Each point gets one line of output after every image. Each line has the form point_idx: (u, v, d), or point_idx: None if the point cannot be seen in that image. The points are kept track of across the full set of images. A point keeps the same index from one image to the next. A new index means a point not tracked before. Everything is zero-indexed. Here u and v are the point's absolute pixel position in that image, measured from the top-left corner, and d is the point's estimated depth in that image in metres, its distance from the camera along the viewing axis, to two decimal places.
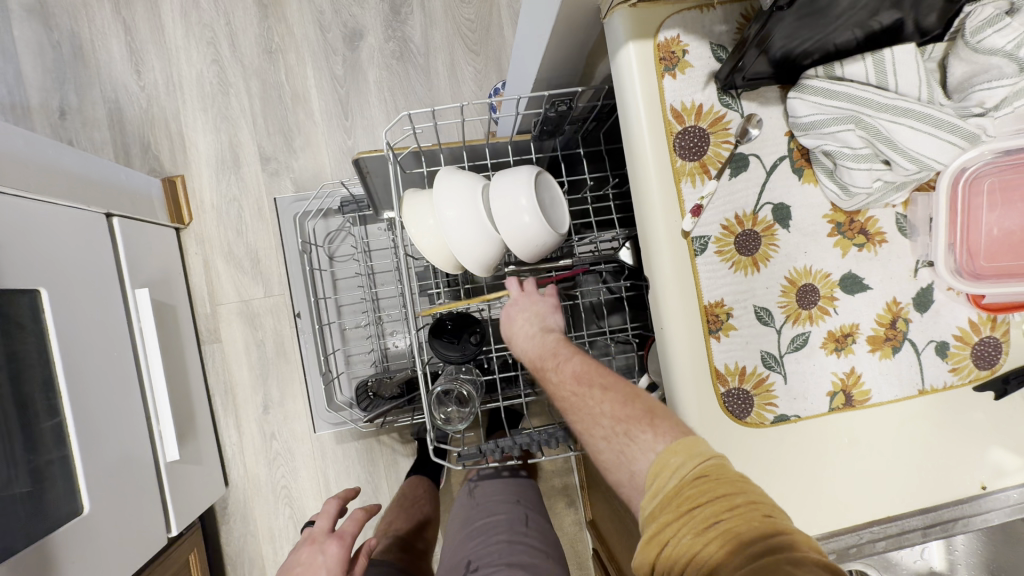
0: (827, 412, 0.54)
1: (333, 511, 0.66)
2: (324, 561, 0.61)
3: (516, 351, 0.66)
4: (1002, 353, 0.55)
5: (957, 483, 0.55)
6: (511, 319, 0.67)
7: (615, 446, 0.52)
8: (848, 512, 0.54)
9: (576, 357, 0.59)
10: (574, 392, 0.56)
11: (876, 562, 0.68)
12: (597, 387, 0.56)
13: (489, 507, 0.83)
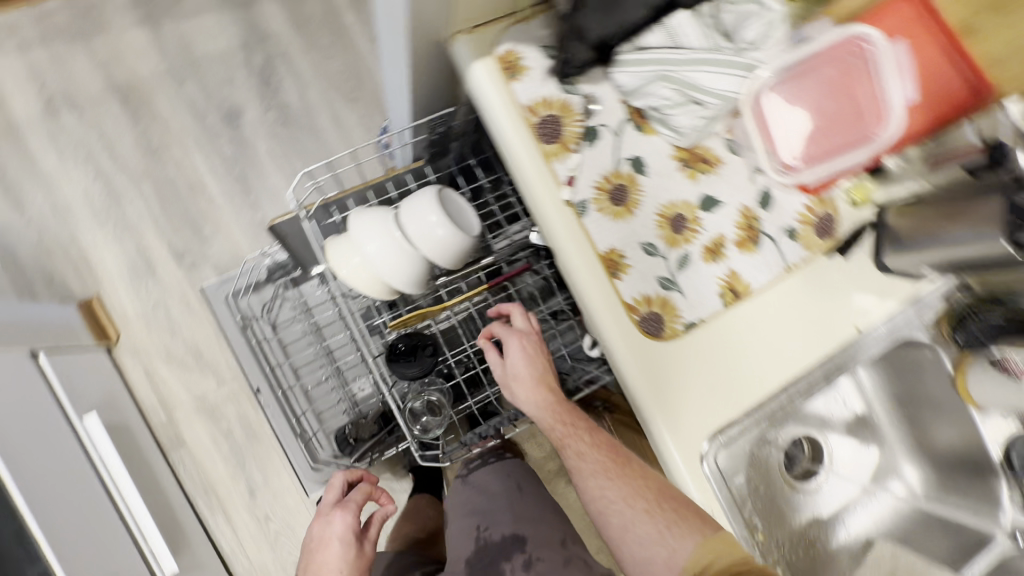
0: (723, 309, 0.65)
1: (341, 486, 0.70)
2: (334, 531, 0.66)
3: (528, 394, 0.74)
4: (835, 222, 0.69)
5: (835, 332, 0.68)
6: (532, 365, 0.75)
7: (659, 521, 0.64)
8: (762, 383, 0.66)
9: (603, 436, 0.73)
10: (611, 466, 0.70)
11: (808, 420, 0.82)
12: (626, 468, 0.70)
13: (483, 486, 0.90)
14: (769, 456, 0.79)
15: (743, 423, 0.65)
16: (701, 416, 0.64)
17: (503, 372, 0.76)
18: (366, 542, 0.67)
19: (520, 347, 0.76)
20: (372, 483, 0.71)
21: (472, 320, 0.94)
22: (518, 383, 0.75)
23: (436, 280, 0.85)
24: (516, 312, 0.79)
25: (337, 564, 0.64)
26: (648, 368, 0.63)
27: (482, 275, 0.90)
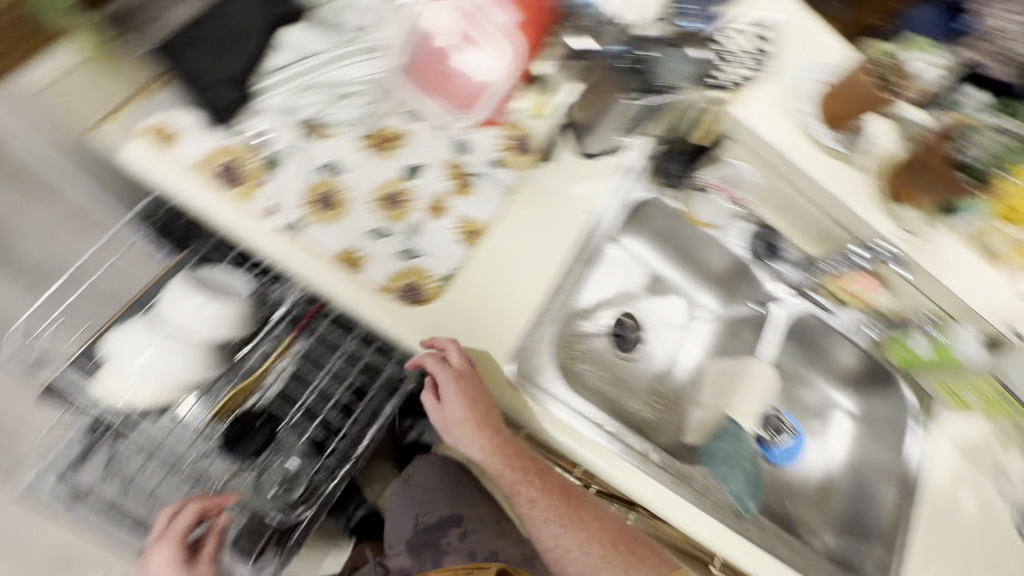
0: (469, 251, 0.72)
1: (168, 516, 0.76)
2: (159, 564, 0.74)
3: (470, 440, 0.70)
4: (528, 137, 0.79)
5: (571, 222, 0.79)
6: (469, 406, 0.68)
7: (617, 565, 0.73)
8: (533, 291, 0.74)
9: (548, 476, 0.76)
10: (562, 513, 0.74)
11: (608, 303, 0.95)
12: (575, 514, 0.75)
13: (427, 489, 1.04)
14: (590, 339, 0.91)
15: (533, 332, 0.72)
16: (496, 342, 0.71)
17: (446, 422, 0.70)
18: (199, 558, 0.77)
19: (459, 392, 0.68)
20: (201, 502, 0.77)
21: (303, 372, 0.90)
22: (462, 426, 0.70)
23: (237, 353, 0.85)
24: (448, 373, 0.65)
25: None
26: (431, 327, 0.69)
27: (284, 323, 0.89)
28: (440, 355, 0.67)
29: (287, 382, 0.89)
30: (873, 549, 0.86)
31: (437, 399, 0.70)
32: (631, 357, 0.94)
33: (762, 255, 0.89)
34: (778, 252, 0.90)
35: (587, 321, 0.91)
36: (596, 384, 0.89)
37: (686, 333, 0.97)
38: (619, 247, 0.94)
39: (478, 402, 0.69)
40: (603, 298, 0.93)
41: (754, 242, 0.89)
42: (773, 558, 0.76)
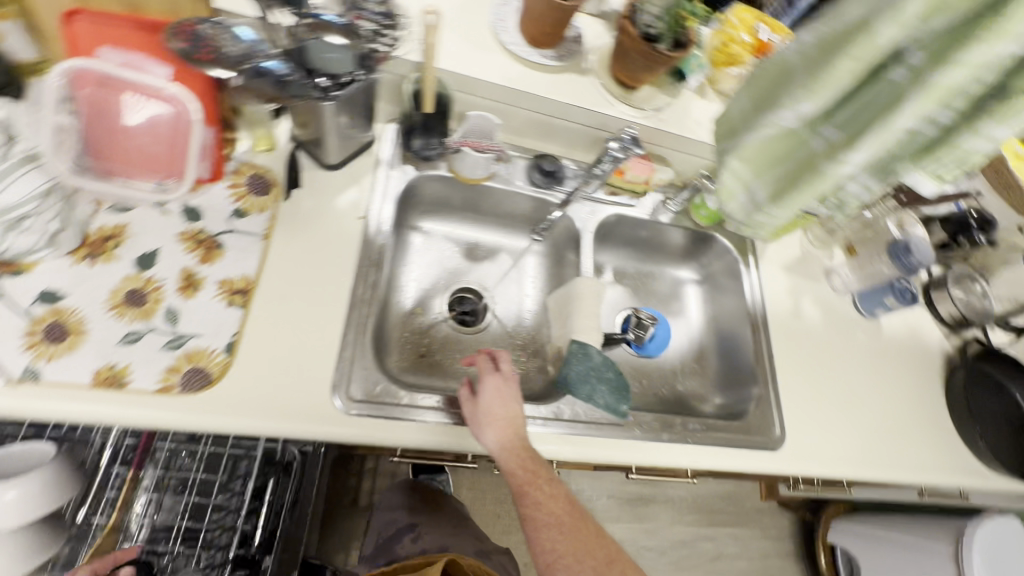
0: (244, 311, 0.69)
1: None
2: None
3: (490, 438, 0.69)
4: (263, 176, 0.77)
5: (345, 234, 0.79)
6: (496, 403, 0.71)
7: None
8: (330, 317, 0.73)
9: (563, 496, 0.68)
10: (562, 529, 0.66)
11: (434, 290, 0.94)
12: (579, 532, 0.66)
13: (391, 506, 1.17)
14: (429, 331, 0.91)
15: (346, 356, 0.72)
16: (313, 385, 0.69)
17: (477, 417, 0.69)
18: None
19: (497, 388, 0.73)
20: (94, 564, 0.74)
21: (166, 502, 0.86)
22: (488, 423, 0.70)
23: (77, 517, 0.81)
24: (495, 380, 0.73)
25: None
26: (233, 405, 0.64)
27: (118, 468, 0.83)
28: (490, 360, 0.77)
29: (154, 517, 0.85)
30: (747, 388, 0.95)
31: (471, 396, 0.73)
32: (480, 328, 0.94)
33: (543, 182, 0.92)
34: (557, 174, 0.93)
35: (419, 316, 0.91)
36: (453, 368, 0.89)
37: (522, 280, 0.99)
38: (418, 230, 0.94)
39: (510, 409, 0.71)
40: (426, 288, 0.94)
41: (532, 174, 0.92)
42: (658, 440, 0.82)
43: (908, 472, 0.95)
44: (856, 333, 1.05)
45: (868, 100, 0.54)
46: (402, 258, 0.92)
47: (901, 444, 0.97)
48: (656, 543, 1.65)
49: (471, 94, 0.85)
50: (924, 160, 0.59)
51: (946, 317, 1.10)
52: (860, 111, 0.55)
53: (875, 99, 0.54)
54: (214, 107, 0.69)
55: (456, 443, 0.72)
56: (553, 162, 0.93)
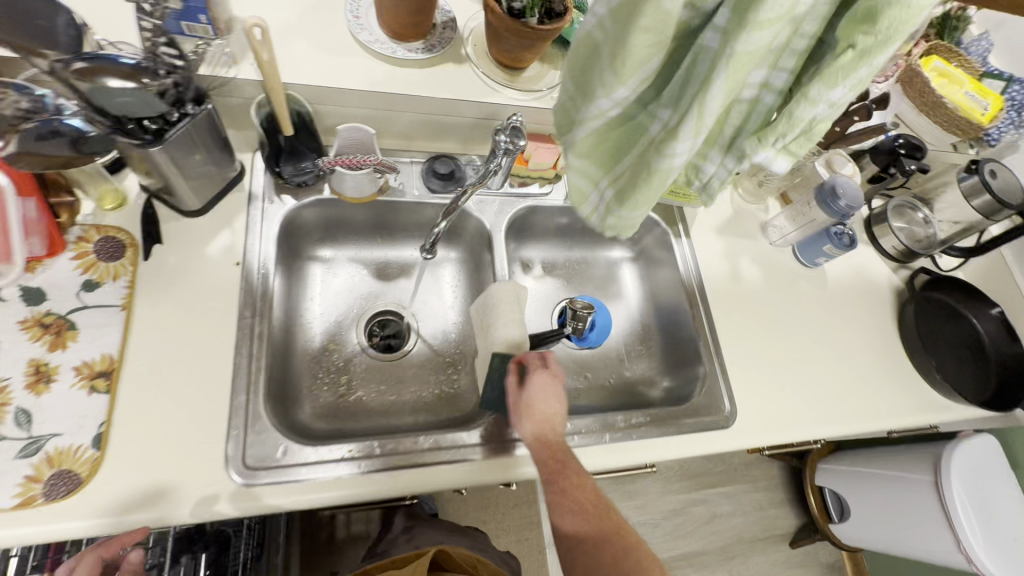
0: (111, 396, 0.62)
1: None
2: None
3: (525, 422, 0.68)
4: (117, 237, 0.69)
5: (221, 286, 0.71)
6: (540, 394, 0.69)
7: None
8: (216, 383, 0.66)
9: (591, 486, 0.63)
10: (578, 514, 0.61)
11: (342, 322, 0.87)
12: (596, 519, 0.61)
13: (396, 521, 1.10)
14: (347, 368, 0.84)
15: (239, 421, 0.65)
16: (204, 462, 0.63)
17: (517, 407, 0.68)
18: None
19: (545, 382, 0.71)
20: (101, 548, 0.62)
21: None
22: (526, 408, 0.69)
23: None
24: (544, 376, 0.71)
25: None
26: (113, 502, 0.59)
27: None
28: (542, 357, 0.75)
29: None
30: (693, 366, 0.90)
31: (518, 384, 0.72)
32: (404, 353, 0.88)
33: (441, 187, 0.85)
34: (455, 176, 0.86)
35: (333, 353, 0.84)
36: (377, 403, 0.82)
37: (440, 292, 0.93)
38: (313, 260, 0.87)
39: (554, 404, 0.69)
40: (338, 321, 0.86)
41: (428, 181, 0.85)
42: (600, 444, 0.78)
43: (869, 422, 0.92)
44: (800, 286, 1.00)
45: (701, 61, 0.39)
46: (304, 294, 0.84)
47: (859, 394, 0.94)
48: (649, 517, 1.62)
49: (338, 105, 0.77)
50: (770, 134, 0.45)
51: (892, 252, 1.06)
52: (695, 74, 0.40)
53: (710, 58, 0.38)
54: (34, 178, 0.61)
55: (376, 492, 0.67)
56: (448, 162, 0.85)
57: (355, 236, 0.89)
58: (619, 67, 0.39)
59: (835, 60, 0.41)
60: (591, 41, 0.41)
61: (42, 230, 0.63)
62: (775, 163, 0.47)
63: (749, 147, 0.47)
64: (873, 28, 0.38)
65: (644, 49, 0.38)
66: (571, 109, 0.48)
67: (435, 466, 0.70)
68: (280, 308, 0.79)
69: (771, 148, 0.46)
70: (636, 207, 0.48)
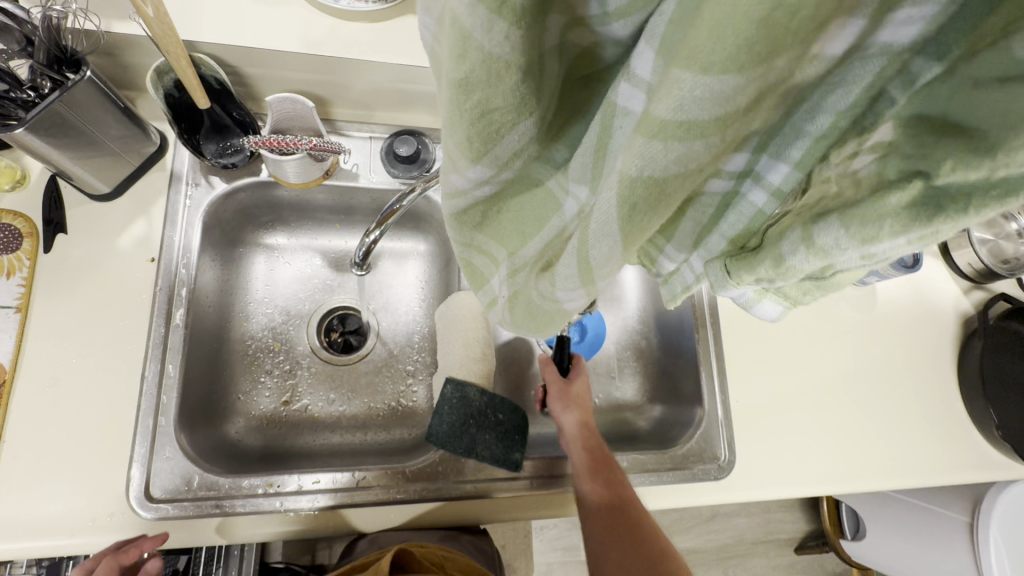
0: (1, 411, 0.56)
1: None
2: None
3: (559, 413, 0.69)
4: (14, 225, 0.60)
5: (130, 285, 0.61)
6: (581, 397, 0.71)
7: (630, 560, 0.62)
8: (120, 399, 0.58)
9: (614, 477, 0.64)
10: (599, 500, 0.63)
11: (290, 317, 0.77)
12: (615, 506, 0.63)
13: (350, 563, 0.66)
14: (293, 371, 0.74)
15: (144, 446, 0.58)
16: (102, 491, 0.56)
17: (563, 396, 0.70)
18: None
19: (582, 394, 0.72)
20: (119, 556, 0.56)
21: None
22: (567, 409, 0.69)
23: None
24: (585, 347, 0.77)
25: None
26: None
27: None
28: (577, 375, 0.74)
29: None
30: (693, 404, 0.76)
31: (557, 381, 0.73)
32: (361, 355, 0.77)
33: (403, 172, 0.70)
34: (419, 158, 0.70)
35: (277, 354, 0.74)
36: (324, 415, 0.74)
37: (405, 288, 0.81)
38: (252, 248, 0.75)
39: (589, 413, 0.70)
40: (285, 317, 0.76)
41: (389, 166, 0.70)
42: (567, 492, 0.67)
43: (899, 482, 0.77)
44: (839, 310, 0.82)
45: (622, 136, 0.19)
46: (246, 286, 0.74)
47: (896, 446, 0.78)
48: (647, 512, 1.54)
49: (271, 69, 0.63)
50: (743, 270, 0.25)
51: (966, 271, 0.84)
52: (611, 151, 0.20)
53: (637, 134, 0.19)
54: None
55: (304, 530, 0.61)
56: (410, 141, 0.69)
57: (303, 224, 0.78)
58: (462, 129, 0.19)
59: (877, 194, 0.21)
60: (437, 67, 0.21)
61: None
62: (754, 302, 0.29)
63: (712, 275, 0.26)
64: (988, 162, 0.18)
65: (500, 114, 0.19)
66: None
67: (367, 504, 0.62)
68: (210, 305, 0.69)
69: (749, 283, 0.26)
70: (537, 335, 0.29)
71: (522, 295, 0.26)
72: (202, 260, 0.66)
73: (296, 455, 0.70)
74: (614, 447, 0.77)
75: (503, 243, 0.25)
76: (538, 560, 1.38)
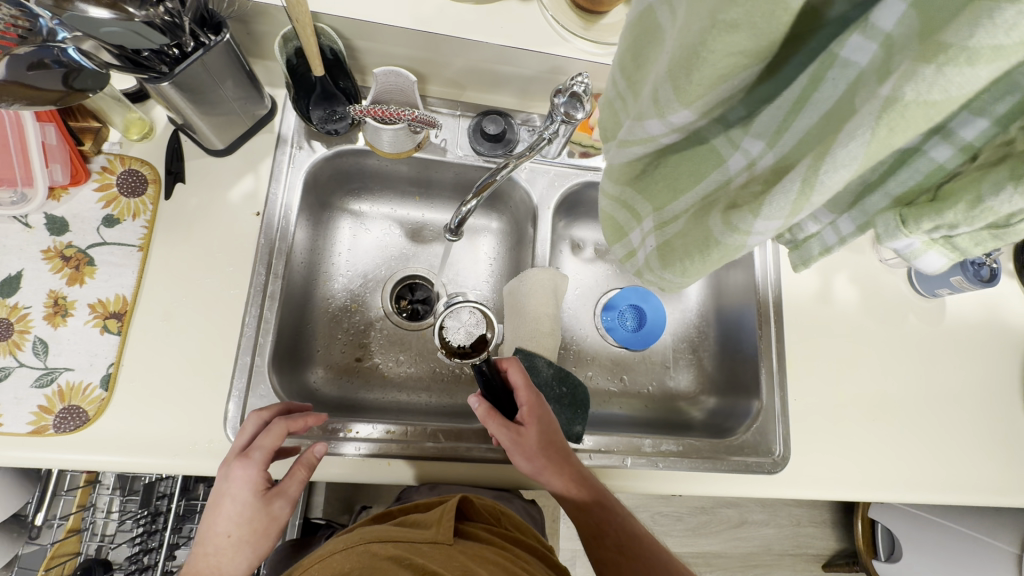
0: (121, 337, 0.61)
1: (258, 428, 0.58)
2: (235, 484, 0.53)
3: (534, 467, 0.63)
4: (141, 171, 0.66)
5: (238, 234, 0.67)
6: (547, 440, 0.64)
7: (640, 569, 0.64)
8: (225, 336, 0.64)
9: (599, 502, 0.65)
10: (593, 522, 0.65)
11: (365, 282, 0.81)
12: (608, 523, 0.65)
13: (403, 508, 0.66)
14: (366, 332, 0.79)
15: (241, 384, 0.63)
16: (203, 419, 0.61)
17: (533, 458, 0.63)
18: (276, 511, 0.54)
19: (545, 434, 0.64)
20: (289, 423, 0.57)
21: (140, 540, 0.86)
22: (540, 459, 0.63)
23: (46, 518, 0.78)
24: (521, 372, 0.66)
25: (240, 497, 0.53)
26: (112, 446, 0.58)
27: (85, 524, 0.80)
28: (528, 410, 0.65)
29: (107, 532, 0.84)
30: (750, 397, 0.77)
31: (514, 433, 0.63)
32: (428, 323, 0.81)
33: (488, 150, 0.74)
34: (505, 138, 0.73)
35: (354, 315, 0.79)
36: (393, 374, 0.78)
37: (476, 263, 0.84)
38: (339, 214, 0.80)
39: (560, 448, 0.65)
40: (363, 281, 0.81)
41: (475, 143, 0.73)
42: (619, 467, 0.70)
43: (959, 496, 0.76)
44: (907, 321, 0.82)
45: (832, 87, 0.24)
46: (332, 248, 0.79)
47: (957, 457, 0.77)
48: (673, 511, 1.54)
49: (378, 43, 0.67)
50: (920, 219, 0.28)
51: None
52: (813, 102, 0.25)
53: (854, 81, 0.23)
54: (62, 126, 0.61)
55: (369, 478, 0.65)
56: (498, 121, 0.71)
57: (383, 194, 0.82)
58: (708, 84, 0.24)
59: None
60: (651, 28, 0.27)
61: (61, 159, 0.62)
62: (920, 254, 0.31)
63: (885, 225, 0.30)
64: None
65: (731, 58, 0.23)
66: (607, 117, 0.35)
67: (433, 458, 0.66)
68: (301, 262, 0.73)
69: (923, 232, 0.29)
70: (690, 279, 0.36)
71: (666, 244, 0.36)
72: (298, 219, 0.71)
73: (366, 408, 0.74)
74: (667, 432, 0.79)
75: (651, 201, 0.35)
76: (564, 545, 1.40)
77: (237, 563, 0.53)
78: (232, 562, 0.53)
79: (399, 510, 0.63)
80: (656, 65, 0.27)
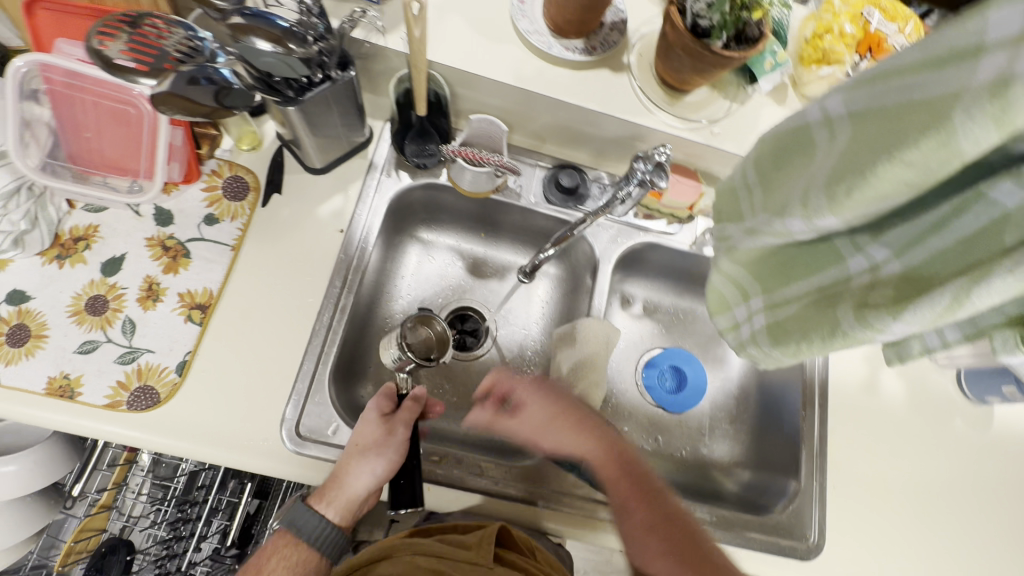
0: (202, 328, 0.65)
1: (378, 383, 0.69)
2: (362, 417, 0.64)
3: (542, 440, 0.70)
4: (245, 178, 0.72)
5: (321, 247, 0.71)
6: (546, 413, 0.71)
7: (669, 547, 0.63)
8: (296, 341, 0.67)
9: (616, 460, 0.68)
10: (622, 496, 0.66)
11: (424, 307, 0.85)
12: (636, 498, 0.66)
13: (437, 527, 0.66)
14: None
15: (303, 388, 0.66)
16: (262, 417, 0.64)
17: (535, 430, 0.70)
18: (394, 429, 0.62)
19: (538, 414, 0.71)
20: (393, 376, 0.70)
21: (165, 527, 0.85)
22: (548, 425, 0.70)
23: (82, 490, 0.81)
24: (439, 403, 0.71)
25: (366, 424, 0.63)
26: (174, 430, 0.61)
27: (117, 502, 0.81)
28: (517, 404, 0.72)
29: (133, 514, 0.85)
30: (788, 477, 0.78)
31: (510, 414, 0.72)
32: (476, 354, 0.83)
33: (559, 200, 0.78)
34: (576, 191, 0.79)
35: None
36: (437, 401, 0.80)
37: (530, 304, 0.87)
38: (411, 241, 0.85)
39: (564, 415, 0.71)
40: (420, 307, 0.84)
41: (548, 192, 0.79)
42: None
43: None
44: (953, 423, 0.81)
45: (974, 218, 0.29)
46: (399, 271, 0.84)
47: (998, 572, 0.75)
48: None
49: (477, 92, 0.73)
50: None
51: None
52: (950, 228, 0.30)
53: (994, 215, 0.28)
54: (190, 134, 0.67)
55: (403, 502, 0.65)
56: (573, 176, 0.78)
57: (453, 228, 0.86)
58: (861, 203, 0.31)
59: None
60: (805, 136, 0.35)
61: (179, 160, 0.68)
62: None
63: (1004, 340, 0.32)
64: None
65: (897, 183, 0.29)
66: (726, 206, 0.43)
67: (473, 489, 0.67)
68: (371, 280, 0.78)
69: None
70: (797, 357, 0.40)
71: (776, 323, 0.41)
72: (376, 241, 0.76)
73: None
74: (695, 500, 0.78)
75: (763, 285, 0.41)
76: None
77: (375, 464, 0.60)
78: (366, 479, 0.60)
79: (437, 528, 0.62)
80: (808, 175, 0.34)
